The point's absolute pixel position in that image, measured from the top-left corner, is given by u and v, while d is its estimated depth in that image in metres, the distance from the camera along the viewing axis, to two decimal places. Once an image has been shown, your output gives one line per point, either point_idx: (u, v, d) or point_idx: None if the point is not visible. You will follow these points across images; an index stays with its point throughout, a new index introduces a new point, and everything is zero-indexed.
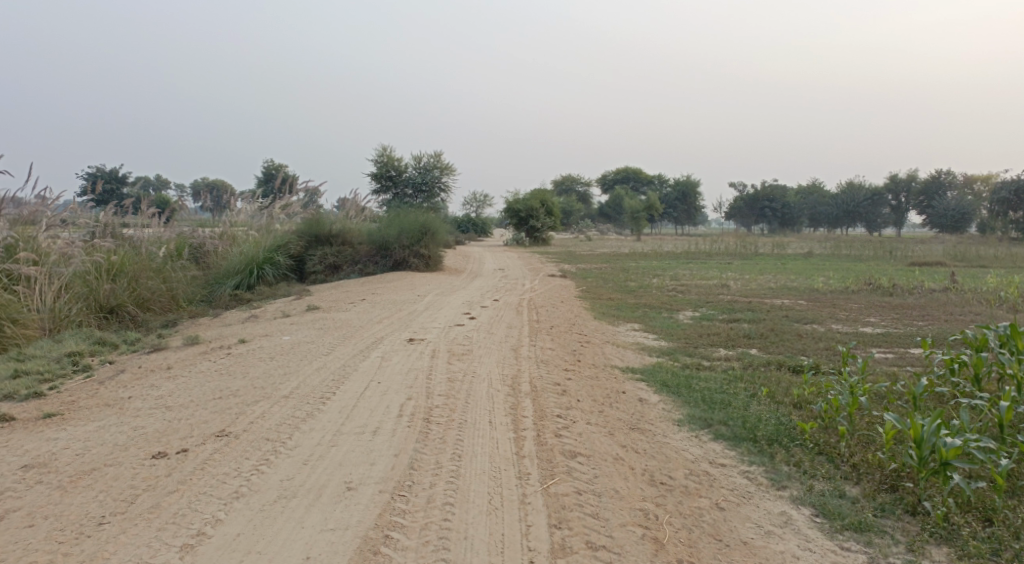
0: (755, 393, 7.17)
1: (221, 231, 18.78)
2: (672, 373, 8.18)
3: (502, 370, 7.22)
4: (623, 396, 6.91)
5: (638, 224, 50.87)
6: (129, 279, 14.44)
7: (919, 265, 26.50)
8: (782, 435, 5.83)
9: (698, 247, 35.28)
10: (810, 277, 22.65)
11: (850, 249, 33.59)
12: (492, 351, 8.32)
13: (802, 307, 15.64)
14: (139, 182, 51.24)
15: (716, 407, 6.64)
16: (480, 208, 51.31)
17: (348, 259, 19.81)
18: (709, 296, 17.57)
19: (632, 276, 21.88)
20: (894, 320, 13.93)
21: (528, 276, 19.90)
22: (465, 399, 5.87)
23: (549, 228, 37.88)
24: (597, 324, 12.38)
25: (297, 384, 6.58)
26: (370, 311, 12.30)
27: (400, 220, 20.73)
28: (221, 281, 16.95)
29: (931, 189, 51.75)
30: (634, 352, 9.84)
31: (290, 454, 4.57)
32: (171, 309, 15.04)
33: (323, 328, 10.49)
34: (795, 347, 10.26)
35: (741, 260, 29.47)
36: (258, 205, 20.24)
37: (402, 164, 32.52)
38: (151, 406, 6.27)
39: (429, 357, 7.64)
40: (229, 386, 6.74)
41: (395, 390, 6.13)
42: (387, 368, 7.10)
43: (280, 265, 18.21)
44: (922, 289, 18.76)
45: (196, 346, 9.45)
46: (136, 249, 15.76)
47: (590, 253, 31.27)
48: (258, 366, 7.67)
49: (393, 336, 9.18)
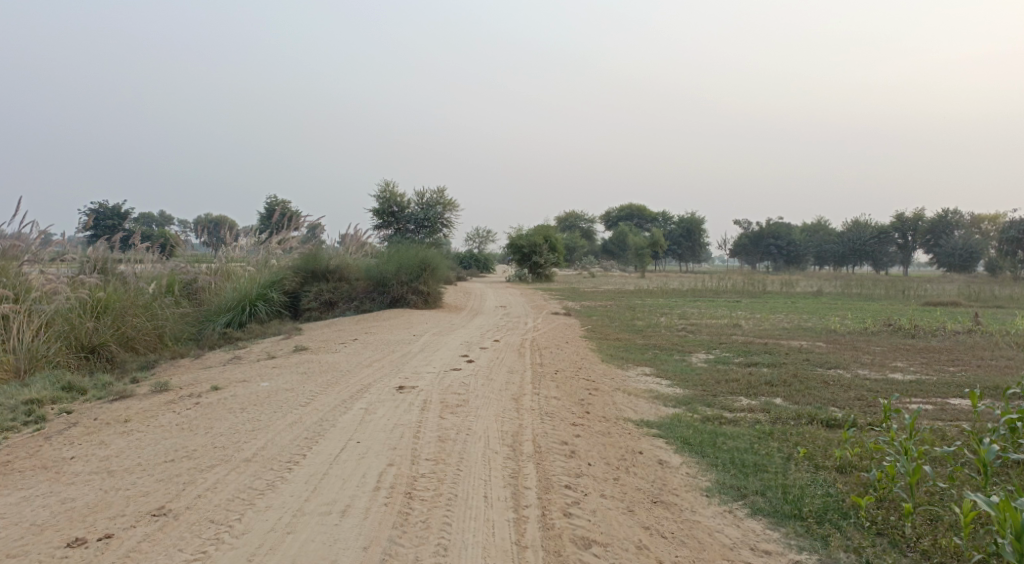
0: (791, 454, 6.34)
1: (216, 267, 17.99)
2: (692, 428, 7.31)
3: (501, 426, 6.32)
4: (639, 458, 6.00)
5: (643, 261, 50.13)
6: (115, 315, 13.64)
7: (935, 306, 25.58)
8: (833, 510, 4.99)
9: (705, 285, 34.46)
10: (825, 317, 21.75)
11: (861, 288, 32.69)
12: (490, 401, 7.41)
13: (821, 350, 14.72)
14: (142, 217, 50.98)
15: (749, 471, 5.80)
16: (483, 244, 50.69)
17: (345, 295, 18.97)
18: (721, 336, 16.67)
19: (639, 315, 20.99)
20: (922, 366, 13.00)
21: (531, 315, 19.07)
22: (457, 465, 4.98)
23: (552, 264, 37.15)
24: (605, 367, 11.47)
25: (264, 444, 5.69)
26: (360, 353, 11.41)
27: (399, 256, 19.95)
28: (212, 319, 16.18)
29: (938, 228, 50.93)
30: (648, 401, 8.92)
31: (235, 546, 3.71)
32: (157, 348, 14.19)
33: (307, 373, 9.60)
34: (824, 399, 9.34)
35: (750, 298, 28.57)
36: (255, 239, 19.54)
37: (404, 200, 31.90)
38: (92, 471, 5.44)
39: (418, 409, 6.75)
40: (186, 446, 5.86)
41: (374, 454, 5.24)
42: (370, 424, 6.21)
43: (274, 302, 17.40)
44: (945, 331, 17.85)
45: (165, 395, 8.56)
46: (126, 284, 15.01)
47: (594, 291, 30.39)
48: (226, 419, 6.79)
49: (381, 383, 8.32)
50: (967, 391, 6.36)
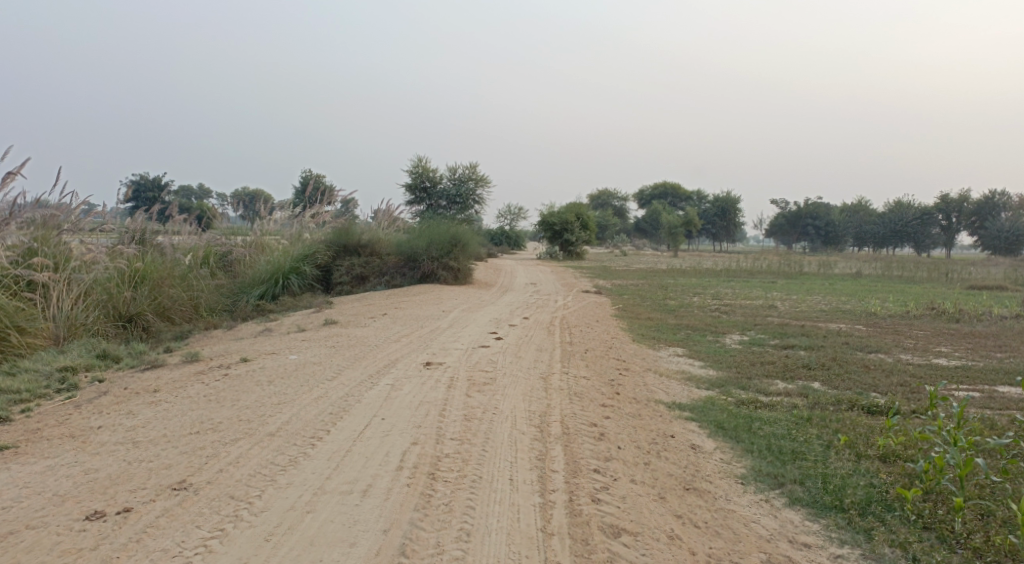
0: (830, 442, 6.10)
1: (250, 240, 18.06)
2: (726, 412, 7.08)
3: (529, 406, 6.16)
4: (671, 442, 5.80)
5: (676, 240, 49.47)
6: (151, 286, 13.75)
7: (979, 290, 24.87)
8: (877, 502, 4.77)
9: (740, 265, 33.88)
10: (864, 299, 21.22)
11: (901, 270, 31.87)
12: (519, 380, 7.27)
13: (861, 333, 14.30)
14: (179, 189, 51.65)
15: (786, 459, 5.57)
16: (515, 220, 50.47)
17: (376, 270, 18.91)
18: (756, 317, 16.31)
19: (672, 294, 20.68)
20: (968, 352, 12.54)
21: (562, 292, 18.88)
22: (483, 446, 4.84)
23: (584, 242, 36.84)
24: (637, 347, 11.26)
25: (288, 418, 5.60)
26: (389, 328, 11.32)
27: (430, 231, 19.83)
28: (246, 291, 16.26)
29: (984, 210, 49.46)
30: (680, 382, 8.69)
31: (254, 524, 3.63)
32: (193, 319, 14.30)
33: (335, 347, 9.54)
34: (864, 384, 9.02)
35: (786, 279, 28.00)
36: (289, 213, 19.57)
37: (436, 175, 31.75)
38: (118, 441, 5.41)
39: (445, 387, 6.61)
40: (211, 418, 5.80)
41: (398, 431, 5.12)
42: (396, 401, 6.09)
43: (306, 275, 17.43)
44: (991, 316, 17.28)
45: (194, 365, 8.55)
46: (162, 256, 15.12)
47: (626, 269, 30.04)
48: (252, 392, 6.74)
49: (409, 359, 8.22)
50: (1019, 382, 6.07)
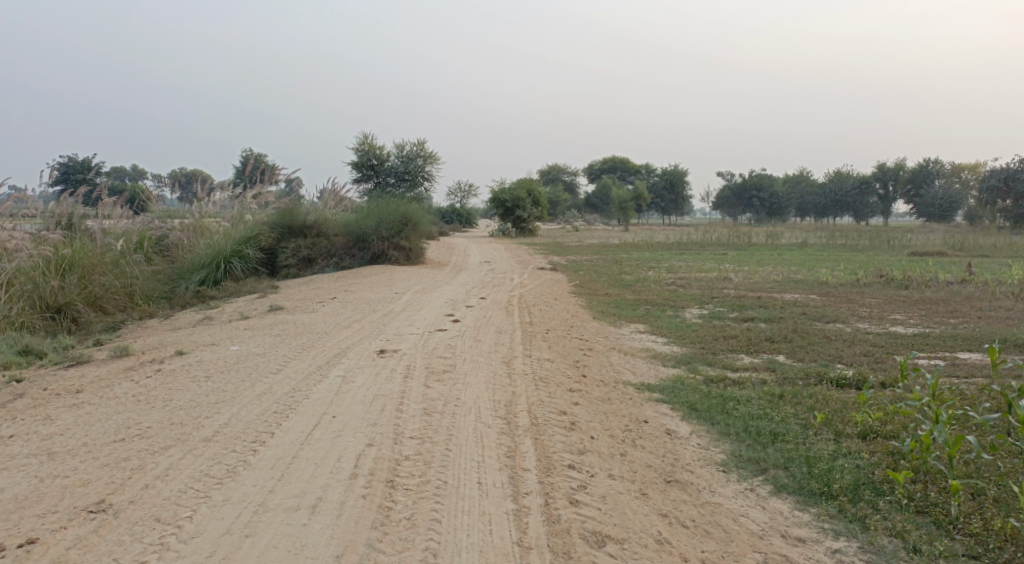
0: (808, 421, 5.84)
1: (189, 224, 17.11)
2: (696, 391, 6.77)
3: (492, 395, 5.74)
4: (645, 428, 5.46)
5: (626, 214, 49.54)
6: (80, 274, 12.87)
7: (920, 256, 25.43)
8: (865, 486, 4.50)
9: (691, 237, 34.02)
10: (814, 268, 21.40)
11: (845, 239, 32.45)
12: (480, 366, 6.83)
13: (816, 303, 14.26)
14: (114, 171, 49.53)
15: (766, 442, 5.28)
16: (465, 198, 49.78)
17: (323, 252, 18.25)
18: (712, 290, 16.16)
19: (627, 269, 20.47)
20: (922, 319, 12.58)
21: (517, 270, 18.48)
22: (447, 444, 4.42)
23: (536, 218, 36.62)
24: (598, 325, 10.92)
25: (226, 420, 5.06)
26: (338, 313, 10.74)
27: (379, 209, 19.10)
28: (185, 277, 15.41)
29: (919, 178, 50.96)
30: (645, 361, 8.38)
31: (184, 554, 3.14)
32: (128, 307, 13.47)
33: (280, 335, 8.95)
34: (829, 356, 8.86)
35: (736, 250, 28.14)
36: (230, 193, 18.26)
37: (383, 152, 30.88)
38: (30, 453, 4.80)
39: (401, 377, 6.14)
40: (138, 423, 5.23)
41: (352, 431, 4.64)
42: (347, 395, 5.60)
43: (250, 259, 16.62)
44: (938, 281, 17.54)
45: (123, 361, 7.88)
46: (93, 241, 14.21)
47: (579, 245, 29.77)
48: (187, 390, 6.16)
49: (361, 347, 7.71)
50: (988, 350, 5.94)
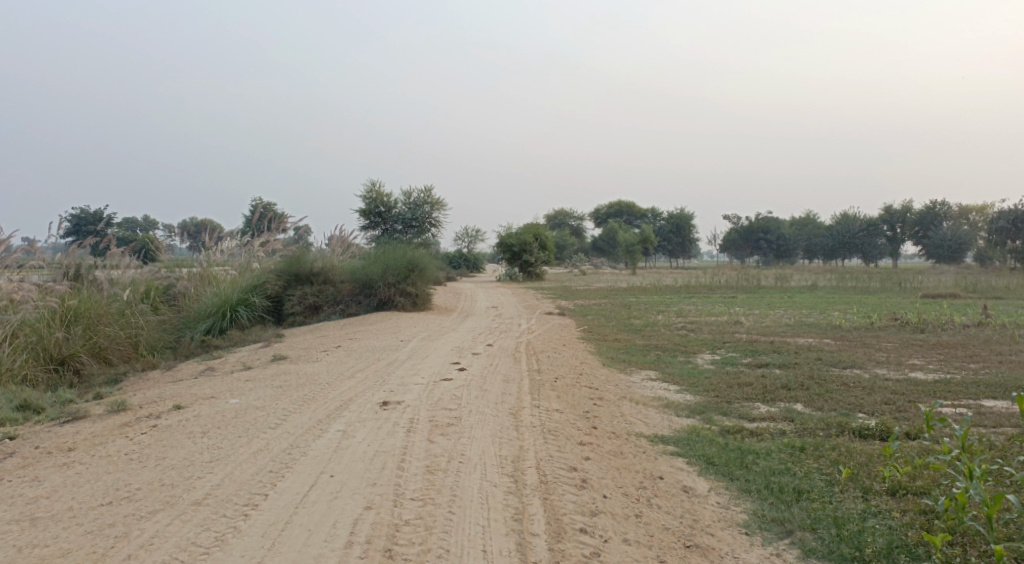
0: (832, 476, 5.54)
1: (196, 272, 17.02)
2: (713, 444, 6.48)
3: (499, 450, 5.48)
4: (661, 484, 5.17)
5: (633, 258, 49.42)
6: (86, 325, 12.83)
7: (933, 298, 25.09)
8: (899, 550, 4.21)
9: (700, 280, 33.79)
10: (826, 312, 21.08)
11: (856, 281, 32.13)
12: (486, 418, 6.58)
13: (831, 347, 13.94)
14: (125, 221, 49.94)
15: (789, 500, 4.99)
16: (472, 243, 49.85)
17: (330, 299, 18.11)
18: (723, 335, 15.86)
19: (636, 313, 20.21)
20: (941, 364, 12.23)
21: (524, 315, 18.26)
22: (450, 506, 4.17)
23: (543, 263, 36.51)
24: (608, 372, 10.65)
25: (219, 481, 4.84)
26: (342, 362, 10.52)
27: (386, 255, 18.99)
28: (190, 326, 15.27)
29: (926, 219, 50.76)
30: (658, 411, 8.09)
31: None
32: (132, 358, 13.31)
33: (282, 387, 8.72)
34: (849, 404, 8.54)
35: (746, 294, 27.87)
36: (239, 241, 18.26)
37: (391, 199, 30.97)
38: (11, 518, 4.57)
39: (404, 432, 5.89)
40: (128, 484, 5.01)
41: (350, 492, 4.40)
42: (348, 451, 5.35)
43: (256, 307, 16.47)
44: (954, 324, 17.19)
45: (119, 417, 7.65)
46: (99, 291, 14.14)
47: (587, 289, 29.56)
48: (181, 448, 5.92)
49: (363, 399, 7.46)
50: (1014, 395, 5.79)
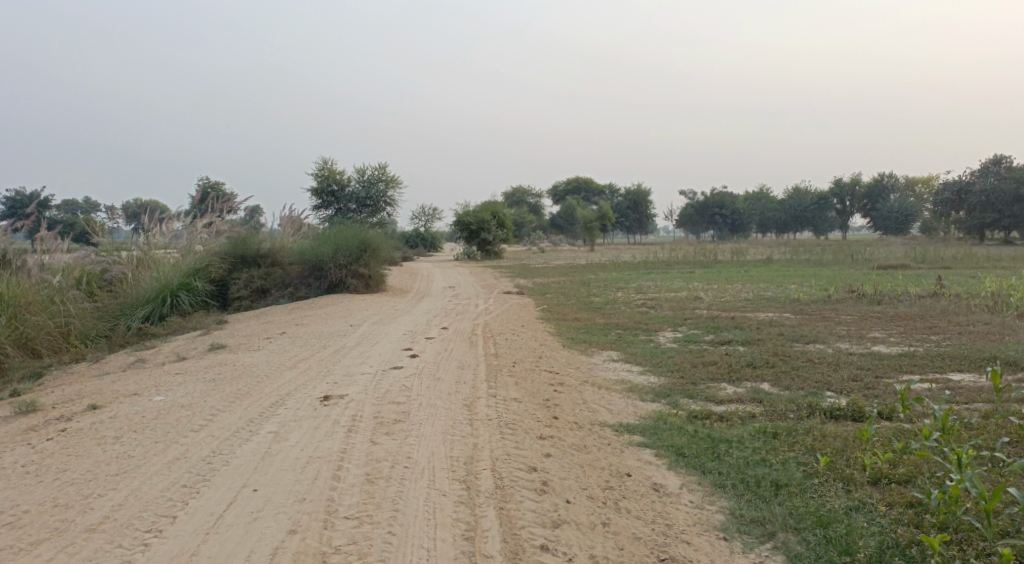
0: (811, 464, 5.11)
1: (135, 256, 15.99)
2: (681, 431, 6.01)
3: (451, 450, 4.93)
4: (628, 483, 4.68)
5: (591, 234, 49.14)
6: (12, 314, 11.99)
7: (886, 270, 25.29)
8: (893, 554, 3.80)
9: (658, 255, 33.60)
10: (783, 285, 20.95)
11: (810, 253, 32.33)
12: (437, 412, 6.01)
13: (792, 322, 13.68)
14: (67, 204, 47.90)
15: (768, 496, 4.55)
16: (429, 222, 49.00)
17: (278, 282, 17.32)
18: (684, 311, 15.53)
19: (594, 291, 19.78)
20: (903, 336, 12.04)
21: (481, 295, 17.68)
22: (387, 529, 3.66)
23: (501, 240, 35.92)
24: (568, 354, 10.16)
25: (122, 502, 4.21)
26: (285, 350, 9.83)
27: (335, 235, 18.12)
28: (128, 312, 14.33)
29: (874, 193, 51.46)
30: (622, 395, 7.64)
31: None
32: (62, 349, 12.41)
33: (215, 380, 8.03)
34: (818, 382, 8.20)
35: (703, 268, 27.72)
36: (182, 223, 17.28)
37: (344, 178, 29.98)
38: None
39: (345, 431, 5.30)
40: (17, 506, 4.36)
41: (273, 510, 3.87)
42: (278, 458, 4.75)
43: (199, 292, 15.61)
44: (910, 295, 17.16)
45: (27, 420, 6.91)
46: (29, 278, 13.21)
47: (546, 267, 29.10)
48: (89, 460, 5.24)
49: (304, 393, 6.83)
50: (988, 370, 5.55)
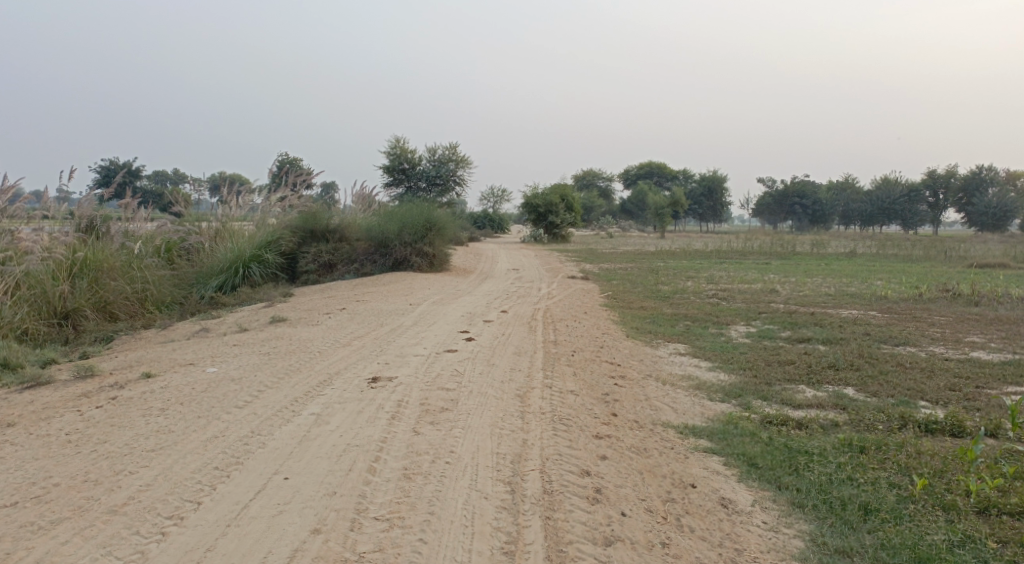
0: (906, 486, 4.51)
1: (213, 227, 16.16)
2: (754, 438, 5.46)
3: (498, 447, 4.53)
4: (693, 496, 4.20)
5: (663, 220, 47.92)
6: (93, 277, 12.20)
7: (982, 268, 23.62)
8: None
9: (732, 245, 32.42)
10: (868, 281, 19.74)
11: (897, 248, 30.56)
12: (488, 403, 5.61)
13: (879, 321, 12.74)
14: (153, 175, 49.76)
15: (856, 522, 4.00)
16: (498, 203, 48.75)
17: (345, 257, 17.22)
18: (759, 304, 14.72)
19: (664, 279, 19.06)
20: (1004, 342, 11.02)
21: (546, 279, 17.25)
22: (419, 537, 3.32)
23: (569, 224, 35.32)
24: (632, 345, 9.64)
25: (150, 480, 3.97)
26: (342, 326, 9.63)
27: (402, 212, 17.95)
28: (203, 282, 14.50)
29: (971, 186, 48.36)
30: (689, 393, 7.10)
31: None
32: (139, 313, 12.55)
33: (269, 354, 7.87)
34: (908, 389, 7.46)
35: (780, 260, 26.52)
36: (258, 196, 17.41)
37: (415, 156, 29.90)
38: None
39: (388, 418, 4.97)
40: (48, 477, 4.18)
41: (300, 504, 3.56)
42: (315, 444, 4.44)
43: (270, 264, 15.66)
44: (1011, 298, 15.84)
45: (83, 385, 6.87)
46: (113, 244, 13.44)
47: (614, 253, 28.42)
48: (129, 431, 5.07)
49: (353, 373, 6.54)
50: None
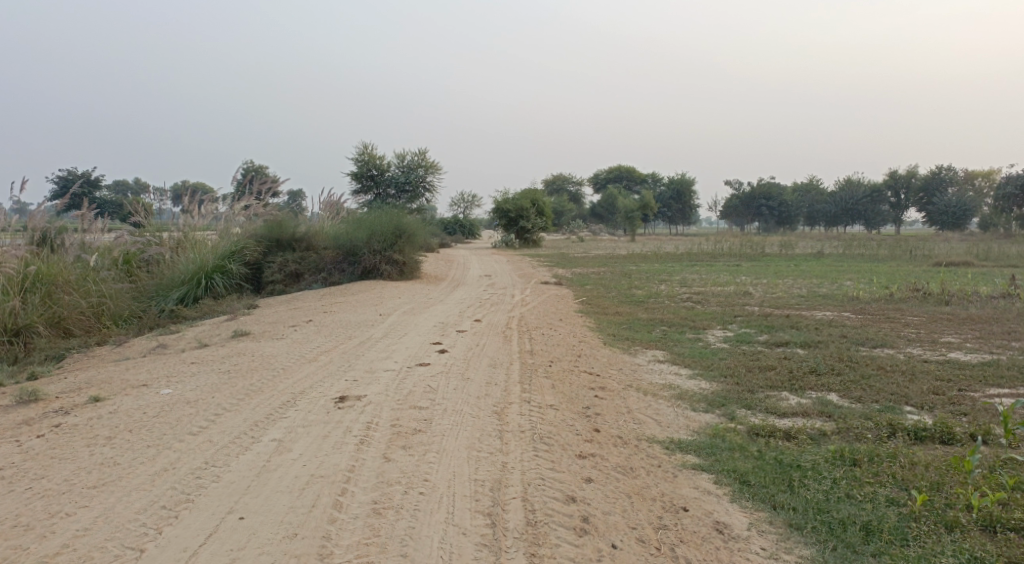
0: (905, 501, 4.28)
1: (175, 238, 15.58)
2: (744, 452, 5.20)
3: (476, 473, 4.22)
4: (685, 521, 3.94)
5: (632, 224, 47.94)
6: (47, 292, 11.62)
7: (948, 267, 23.84)
8: None
9: (702, 248, 32.46)
10: (839, 282, 19.78)
11: (864, 248, 30.79)
12: (463, 421, 5.29)
13: (854, 322, 12.65)
14: (116, 185, 48.61)
15: (858, 546, 3.76)
16: (468, 209, 48.36)
17: (312, 266, 16.73)
18: (733, 307, 14.57)
19: (637, 283, 18.89)
20: (980, 343, 10.97)
21: (518, 285, 16.96)
22: None
23: (540, 228, 35.08)
24: (610, 353, 9.39)
25: (89, 524, 3.62)
26: (309, 340, 9.22)
27: (370, 220, 17.50)
28: (163, 294, 13.95)
29: (932, 185, 49.18)
30: (671, 404, 6.84)
31: None
32: (95, 329, 11.95)
33: (229, 372, 7.46)
34: (893, 394, 7.29)
35: (751, 262, 26.53)
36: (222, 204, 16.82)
37: (383, 162, 29.44)
38: None
39: (356, 443, 4.62)
40: None
41: (256, 550, 3.31)
42: (275, 475, 4.10)
43: (234, 275, 15.12)
44: (980, 296, 15.92)
45: (25, 412, 6.41)
46: (68, 258, 12.84)
47: (586, 257, 28.24)
48: (72, 463, 4.68)
49: (318, 392, 6.17)
50: None
